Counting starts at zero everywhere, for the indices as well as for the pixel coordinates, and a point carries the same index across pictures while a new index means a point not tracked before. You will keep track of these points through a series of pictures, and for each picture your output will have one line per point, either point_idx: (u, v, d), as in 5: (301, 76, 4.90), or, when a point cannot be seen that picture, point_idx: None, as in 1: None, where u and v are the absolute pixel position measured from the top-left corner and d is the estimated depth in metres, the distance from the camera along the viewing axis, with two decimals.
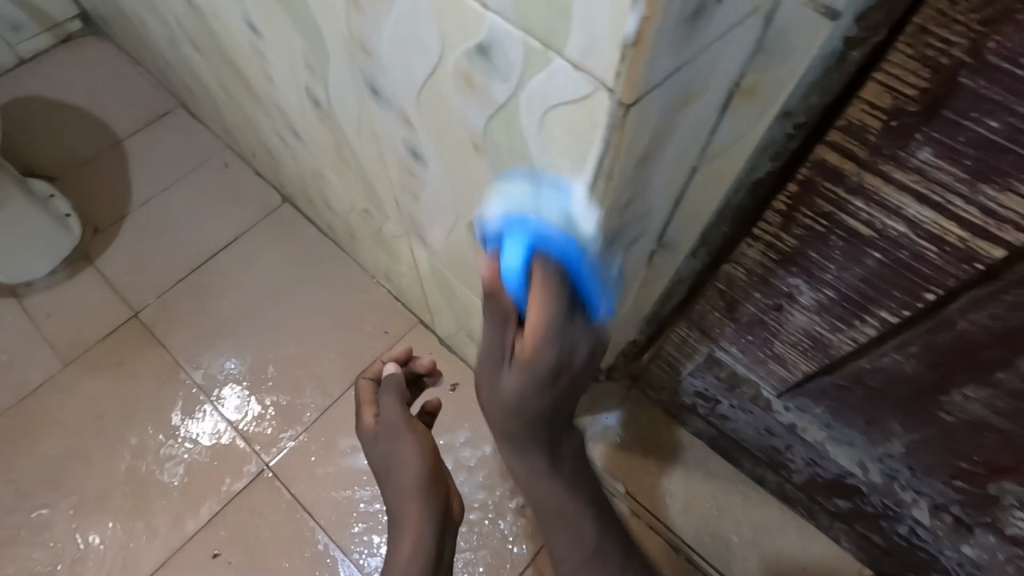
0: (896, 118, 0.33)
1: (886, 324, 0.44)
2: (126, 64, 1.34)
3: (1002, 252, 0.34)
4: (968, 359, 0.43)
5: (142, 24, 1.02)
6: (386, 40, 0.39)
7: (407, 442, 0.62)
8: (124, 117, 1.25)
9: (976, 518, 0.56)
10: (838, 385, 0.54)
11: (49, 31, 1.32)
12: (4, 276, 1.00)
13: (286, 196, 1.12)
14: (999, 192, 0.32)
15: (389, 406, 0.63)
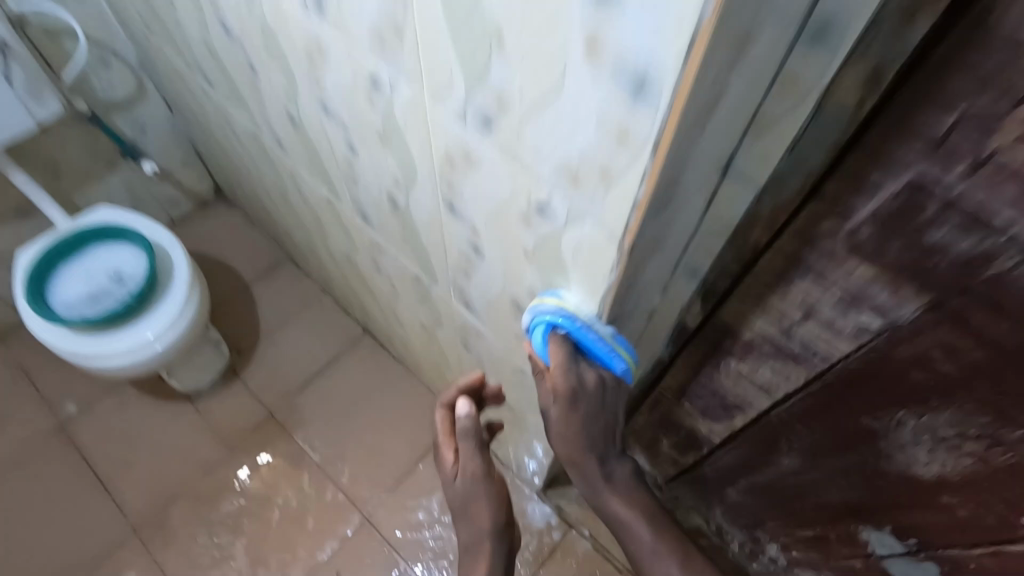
0: (673, 392, 0.86)
1: (693, 458, 0.96)
2: (244, 222, 1.88)
3: (720, 439, 0.87)
4: (725, 477, 0.95)
5: (282, 223, 1.58)
6: (482, 343, 0.95)
7: (483, 467, 0.81)
8: (248, 265, 1.80)
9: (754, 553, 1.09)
10: (681, 481, 1.06)
11: (192, 200, 1.87)
12: (181, 386, 1.51)
13: (366, 330, 1.67)
14: (710, 423, 0.85)
15: (466, 448, 0.80)
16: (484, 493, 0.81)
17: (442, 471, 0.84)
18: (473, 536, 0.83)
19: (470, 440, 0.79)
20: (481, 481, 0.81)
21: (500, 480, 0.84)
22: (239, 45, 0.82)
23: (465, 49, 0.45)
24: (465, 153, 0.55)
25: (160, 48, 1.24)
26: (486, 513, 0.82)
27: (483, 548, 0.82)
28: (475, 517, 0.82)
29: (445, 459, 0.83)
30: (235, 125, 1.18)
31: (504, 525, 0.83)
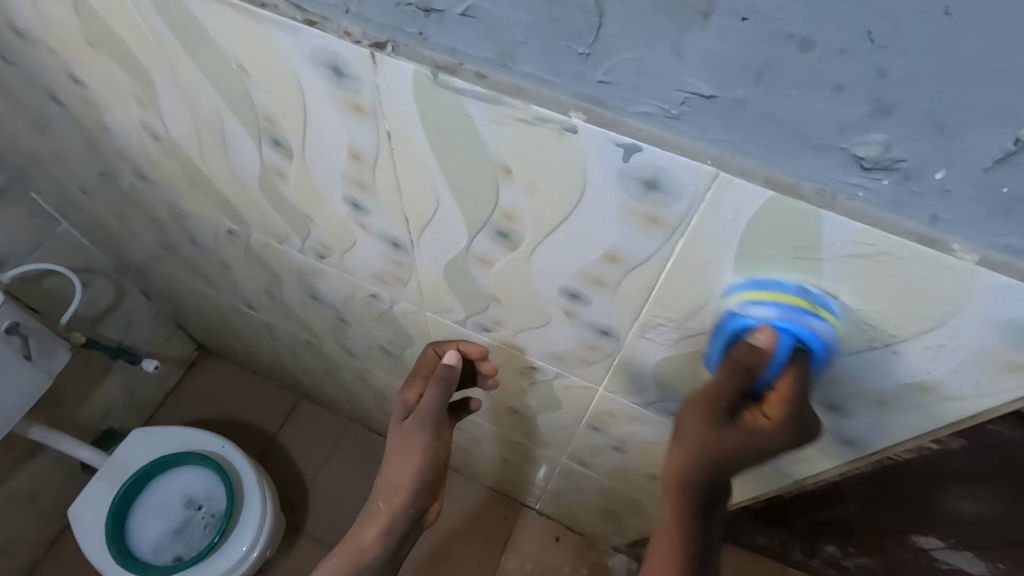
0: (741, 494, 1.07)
1: (752, 512, 1.20)
2: (243, 372, 1.85)
3: (776, 503, 1.11)
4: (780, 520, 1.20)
5: (303, 380, 1.60)
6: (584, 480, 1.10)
7: (439, 424, 0.73)
8: (266, 416, 1.79)
9: (813, 558, 1.35)
10: (738, 523, 1.30)
11: (180, 366, 1.81)
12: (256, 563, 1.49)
13: None
14: (772, 498, 1.08)
15: (434, 394, 0.70)
16: (423, 451, 0.72)
17: (400, 406, 0.74)
18: (391, 479, 0.73)
19: (439, 389, 0.70)
20: (428, 434, 0.72)
21: (446, 449, 0.75)
22: (332, 309, 0.88)
23: (664, 385, 0.59)
24: (635, 415, 0.70)
25: (163, 269, 1.23)
26: (415, 467, 0.73)
27: (401, 489, 0.73)
28: (398, 463, 0.73)
29: (409, 400, 0.74)
30: (276, 332, 1.21)
31: (425, 491, 0.75)
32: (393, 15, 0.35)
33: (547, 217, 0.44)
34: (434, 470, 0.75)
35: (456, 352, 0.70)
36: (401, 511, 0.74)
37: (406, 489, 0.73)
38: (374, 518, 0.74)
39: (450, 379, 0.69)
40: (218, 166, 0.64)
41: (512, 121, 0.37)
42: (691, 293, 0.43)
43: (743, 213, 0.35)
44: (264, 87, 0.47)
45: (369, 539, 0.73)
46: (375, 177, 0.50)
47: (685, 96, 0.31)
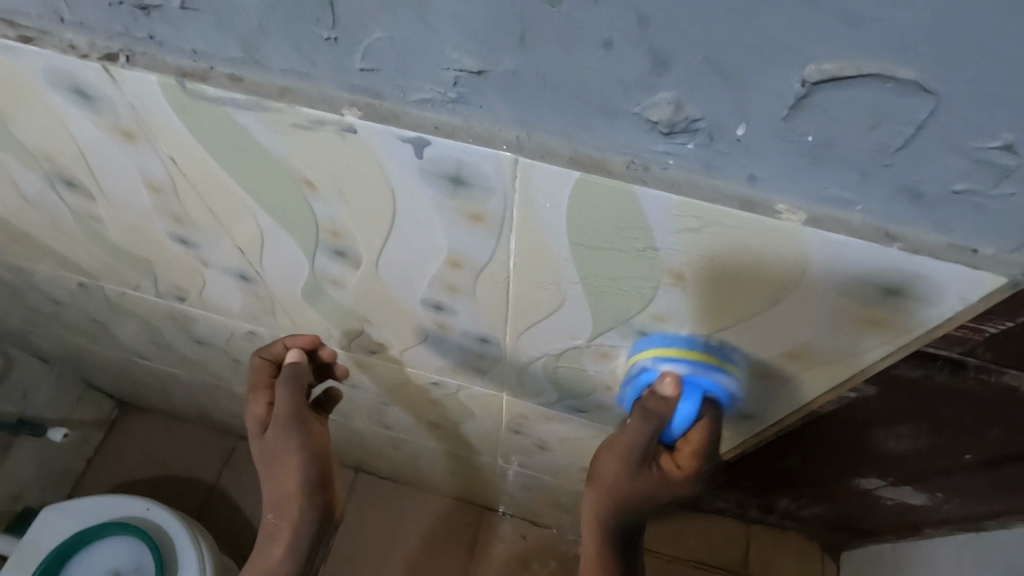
0: None
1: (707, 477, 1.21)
2: (172, 422, 1.74)
3: (727, 465, 1.11)
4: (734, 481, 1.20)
5: (233, 422, 1.50)
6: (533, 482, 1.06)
7: (301, 415, 0.60)
8: (204, 465, 1.69)
9: (773, 510, 1.37)
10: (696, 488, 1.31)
11: (101, 427, 1.69)
12: None
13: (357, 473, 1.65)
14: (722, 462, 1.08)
15: (283, 391, 0.60)
16: (294, 459, 0.60)
17: (253, 422, 0.63)
18: (274, 494, 0.61)
19: (286, 387, 0.60)
20: (291, 441, 0.60)
21: (324, 438, 0.63)
22: (222, 352, 0.81)
23: (561, 387, 0.55)
24: (551, 417, 0.66)
25: (44, 331, 1.11)
26: (294, 476, 0.60)
27: (289, 499, 0.61)
28: (275, 474, 0.61)
29: (258, 412, 0.63)
30: (183, 380, 1.12)
31: (323, 487, 0.62)
32: (114, 19, 0.29)
33: (375, 229, 0.38)
34: (320, 460, 0.61)
35: (294, 348, 0.61)
36: (298, 523, 0.61)
37: (297, 492, 0.60)
38: (274, 538, 0.62)
39: (301, 374, 0.59)
40: (30, 218, 0.56)
41: (287, 127, 0.31)
42: (544, 290, 0.39)
43: (560, 199, 0.30)
44: (23, 122, 0.39)
45: (275, 559, 0.63)
46: (186, 208, 0.44)
47: (456, 75, 0.26)
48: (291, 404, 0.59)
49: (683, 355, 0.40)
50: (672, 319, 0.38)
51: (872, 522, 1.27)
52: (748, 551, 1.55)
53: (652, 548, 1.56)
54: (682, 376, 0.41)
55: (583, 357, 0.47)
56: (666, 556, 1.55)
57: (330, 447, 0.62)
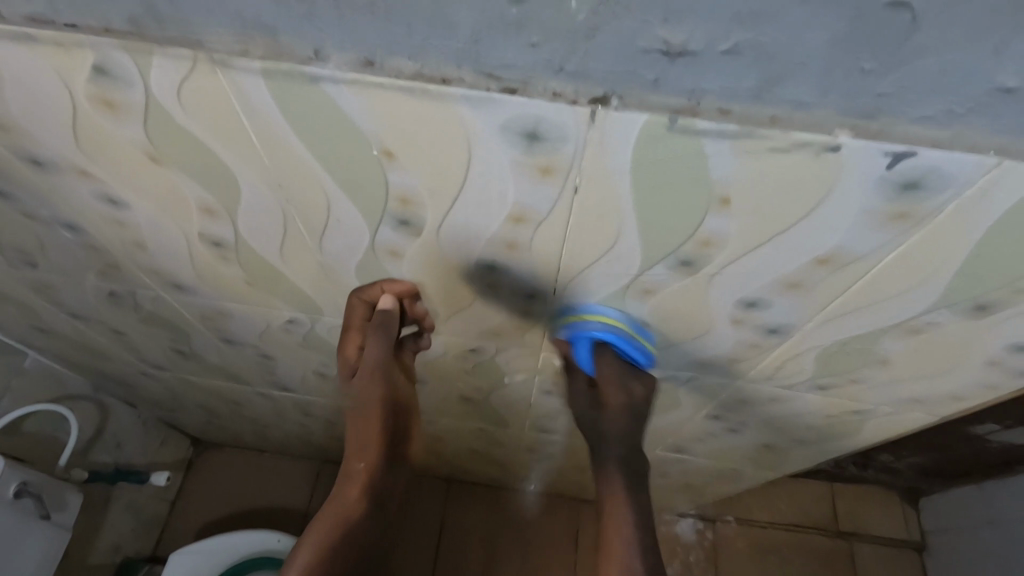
0: None
1: None
2: (250, 454, 1.72)
3: None
4: None
5: (330, 446, 1.49)
6: (676, 466, 1.10)
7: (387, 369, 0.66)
8: (292, 492, 1.67)
9: (867, 465, 1.44)
10: None
11: (179, 467, 1.66)
12: None
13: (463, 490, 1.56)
14: None
15: (376, 342, 0.62)
16: (380, 402, 0.66)
17: (342, 363, 0.67)
18: (361, 433, 0.68)
19: (382, 333, 0.61)
20: (380, 385, 0.66)
21: (401, 388, 0.69)
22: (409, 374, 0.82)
23: (825, 365, 0.59)
24: (773, 397, 0.70)
25: (164, 375, 1.09)
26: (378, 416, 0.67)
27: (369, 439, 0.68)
28: (358, 417, 0.67)
29: (350, 354, 0.66)
30: (313, 408, 1.11)
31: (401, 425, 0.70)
32: (628, 65, 0.31)
33: (758, 237, 0.41)
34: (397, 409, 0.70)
35: (389, 293, 0.58)
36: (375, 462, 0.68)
37: (377, 433, 0.68)
38: (353, 476, 0.68)
39: (390, 324, 0.60)
40: (299, 260, 0.56)
41: (760, 152, 0.34)
42: (907, 276, 0.43)
43: (1018, 194, 0.34)
44: (413, 167, 0.41)
45: (353, 495, 0.68)
46: (536, 235, 0.46)
47: (985, 93, 0.30)
48: (382, 357, 0.63)
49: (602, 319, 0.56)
50: None
51: (963, 466, 1.37)
52: (834, 508, 1.64)
53: (746, 517, 1.62)
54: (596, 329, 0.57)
55: (884, 334, 0.52)
56: (759, 523, 1.62)
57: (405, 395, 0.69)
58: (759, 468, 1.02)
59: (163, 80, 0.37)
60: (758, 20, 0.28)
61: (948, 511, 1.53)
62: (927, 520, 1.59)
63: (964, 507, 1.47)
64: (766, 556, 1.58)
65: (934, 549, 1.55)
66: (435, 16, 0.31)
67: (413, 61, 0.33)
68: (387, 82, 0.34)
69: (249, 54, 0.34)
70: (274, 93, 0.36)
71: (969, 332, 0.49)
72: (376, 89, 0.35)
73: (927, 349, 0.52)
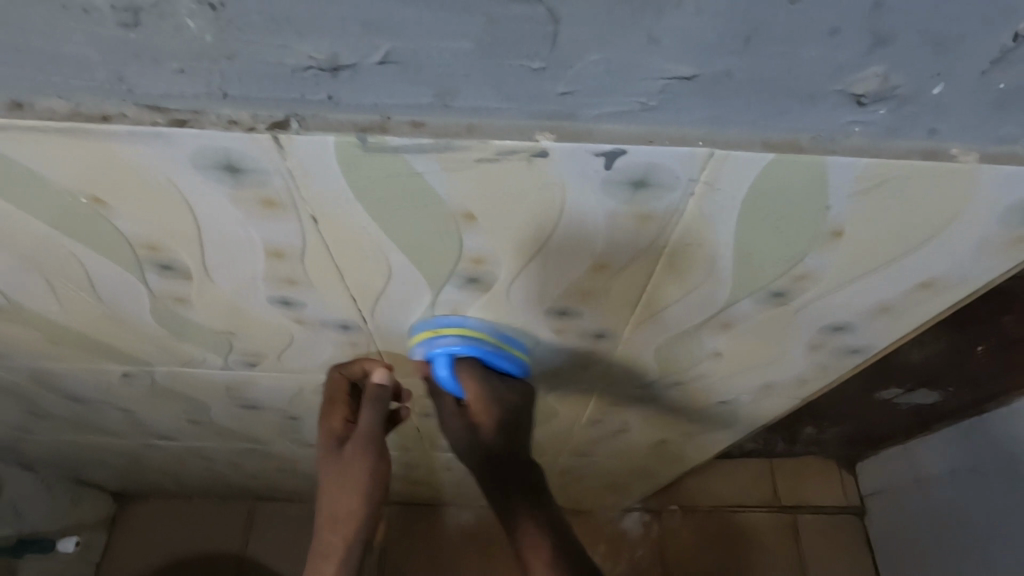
0: None
1: None
2: (178, 503, 1.64)
3: None
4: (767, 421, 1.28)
5: (254, 487, 1.43)
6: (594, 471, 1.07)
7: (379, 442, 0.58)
8: (226, 538, 1.60)
9: (797, 439, 1.46)
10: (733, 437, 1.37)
11: (101, 526, 1.57)
12: None
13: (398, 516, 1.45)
14: None
15: (369, 413, 0.57)
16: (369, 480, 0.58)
17: (326, 434, 0.60)
18: (340, 506, 0.57)
19: (376, 406, 0.57)
20: (373, 459, 0.58)
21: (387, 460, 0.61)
22: (279, 412, 0.77)
23: (666, 363, 0.57)
24: (641, 398, 0.68)
25: (42, 439, 1.02)
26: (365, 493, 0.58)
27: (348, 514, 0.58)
28: (343, 491, 0.57)
29: (335, 424, 0.59)
30: (209, 454, 1.06)
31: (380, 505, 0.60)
32: (289, 85, 0.28)
33: (525, 248, 0.39)
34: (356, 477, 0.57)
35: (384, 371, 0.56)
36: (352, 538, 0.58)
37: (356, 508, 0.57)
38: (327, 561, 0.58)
39: (384, 396, 0.56)
40: (88, 315, 0.52)
41: (471, 164, 0.31)
42: (689, 271, 0.41)
43: (745, 182, 0.32)
44: (134, 213, 0.37)
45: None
46: (306, 268, 0.42)
47: (665, 84, 0.28)
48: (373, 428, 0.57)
49: (452, 329, 0.50)
50: (813, 277, 0.41)
51: (886, 429, 1.39)
52: (775, 484, 1.65)
53: (691, 504, 1.62)
54: (451, 344, 0.51)
55: (705, 329, 0.50)
56: (703, 508, 1.62)
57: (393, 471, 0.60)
58: (671, 463, 1.01)
59: None
60: (394, 28, 0.26)
61: (881, 474, 1.55)
62: (863, 485, 1.62)
63: (894, 469, 1.50)
64: (712, 541, 1.58)
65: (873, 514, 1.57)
66: (56, 48, 0.27)
67: (64, 99, 0.30)
68: (43, 125, 0.30)
69: None
70: None
71: (783, 320, 0.47)
72: (36, 135, 0.31)
73: (752, 339, 0.51)
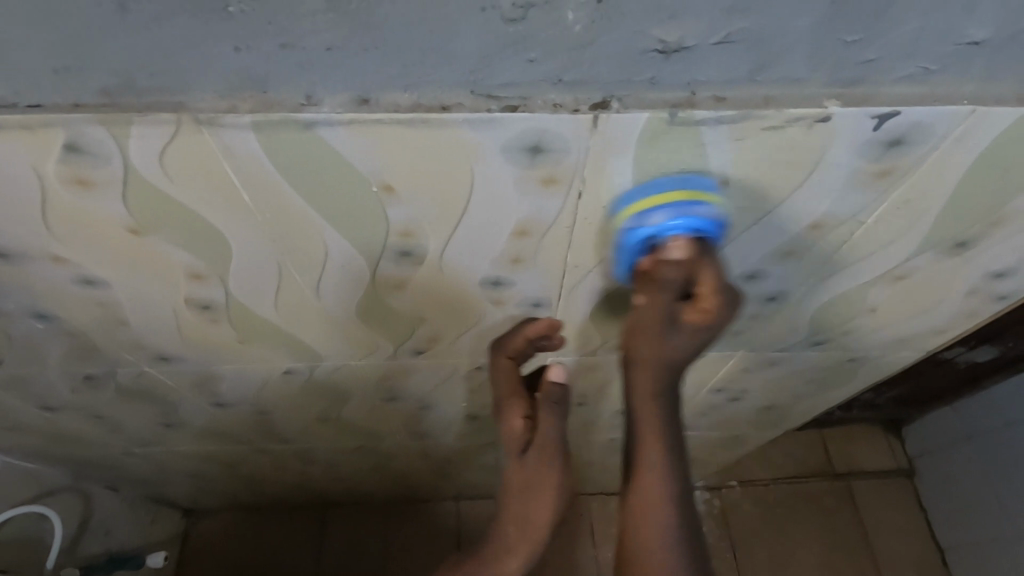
0: None
1: None
2: (245, 514, 1.65)
3: None
4: None
5: (331, 491, 1.45)
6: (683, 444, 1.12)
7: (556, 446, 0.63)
8: (297, 544, 1.61)
9: (851, 405, 1.51)
10: None
11: (173, 542, 1.57)
12: None
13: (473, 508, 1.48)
14: None
15: (547, 418, 0.61)
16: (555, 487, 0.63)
17: (509, 438, 0.63)
18: (526, 494, 0.64)
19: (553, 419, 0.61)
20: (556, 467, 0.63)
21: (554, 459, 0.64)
22: (416, 402, 0.80)
23: (820, 322, 0.61)
24: (772, 361, 0.73)
25: (149, 452, 1.03)
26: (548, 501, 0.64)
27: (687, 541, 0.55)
28: (533, 501, 0.64)
29: (515, 428, 0.63)
30: (313, 455, 1.08)
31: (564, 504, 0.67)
32: (626, 69, 0.32)
33: (757, 212, 0.43)
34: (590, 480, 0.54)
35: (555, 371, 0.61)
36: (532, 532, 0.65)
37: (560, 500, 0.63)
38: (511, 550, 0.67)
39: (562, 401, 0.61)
40: (295, 309, 0.55)
41: (758, 131, 0.35)
42: (894, 226, 0.45)
43: (990, 134, 0.37)
44: (414, 199, 0.40)
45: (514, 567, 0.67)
46: (540, 246, 0.46)
47: (956, 48, 0.32)
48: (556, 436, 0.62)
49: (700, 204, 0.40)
50: (1003, 223, 0.46)
51: (938, 389, 1.45)
52: (826, 453, 1.71)
53: (749, 477, 1.67)
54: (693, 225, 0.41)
55: (875, 283, 0.54)
56: (761, 480, 1.67)
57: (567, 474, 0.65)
58: (761, 430, 1.05)
59: (144, 149, 0.35)
60: (747, 12, 0.29)
61: (929, 435, 1.62)
62: (912, 446, 1.68)
63: (944, 428, 1.56)
64: (773, 511, 1.63)
65: (923, 474, 1.64)
66: (432, 46, 0.31)
67: (410, 93, 0.33)
68: (384, 116, 0.34)
69: (237, 110, 0.33)
70: (266, 144, 0.35)
71: (952, 269, 0.52)
72: (374, 127, 0.34)
73: (914, 290, 0.55)
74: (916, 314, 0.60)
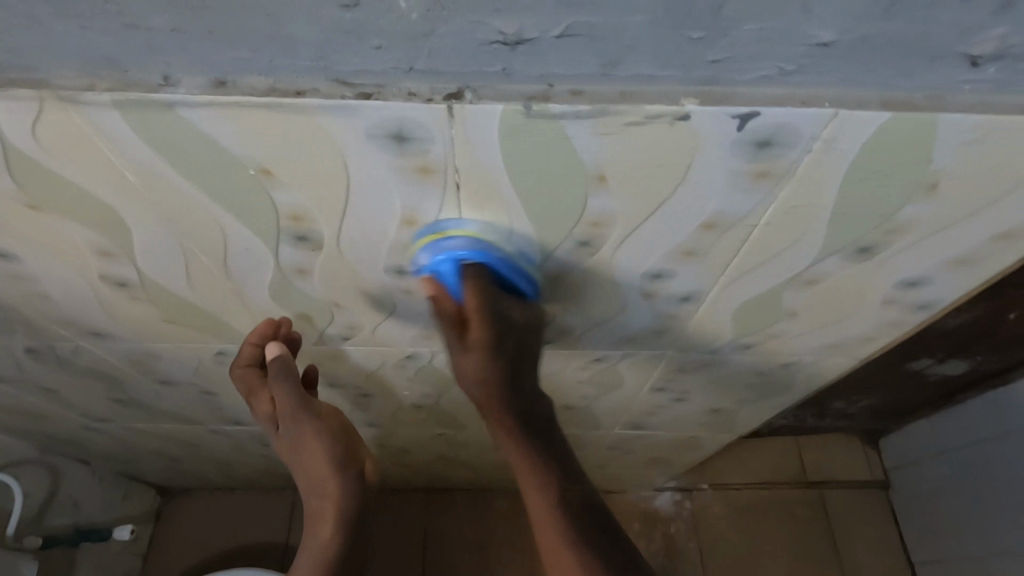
0: None
1: None
2: (220, 495, 1.67)
3: None
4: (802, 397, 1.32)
5: None
6: (640, 443, 1.12)
7: (302, 402, 0.68)
8: (269, 529, 1.63)
9: (824, 413, 1.50)
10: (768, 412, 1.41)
11: (148, 519, 1.60)
12: None
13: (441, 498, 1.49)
14: None
15: (284, 389, 0.66)
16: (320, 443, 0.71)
17: (262, 418, 0.72)
18: (310, 477, 0.73)
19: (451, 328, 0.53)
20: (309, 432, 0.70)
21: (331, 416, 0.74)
22: (356, 389, 0.81)
23: (742, 324, 0.61)
24: (707, 363, 0.72)
25: (110, 428, 1.06)
26: (318, 453, 0.71)
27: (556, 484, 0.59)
28: (306, 457, 0.72)
29: (264, 410, 0.71)
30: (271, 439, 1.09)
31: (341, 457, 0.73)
32: (474, 59, 0.32)
33: (644, 210, 0.43)
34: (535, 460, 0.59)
35: (271, 341, 0.62)
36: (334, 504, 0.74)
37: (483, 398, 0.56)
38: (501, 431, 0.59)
39: (288, 365, 0.63)
40: (209, 290, 0.55)
41: (619, 126, 0.35)
42: (789, 227, 0.45)
43: (861, 137, 0.36)
44: (295, 184, 0.41)
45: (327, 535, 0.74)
46: (433, 236, 0.46)
47: (807, 49, 0.31)
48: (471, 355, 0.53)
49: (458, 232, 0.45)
50: (901, 228, 0.45)
51: (911, 401, 1.43)
52: (801, 461, 1.69)
53: (722, 482, 1.66)
54: (460, 248, 0.47)
55: (787, 286, 0.54)
56: (734, 485, 1.66)
57: (338, 429, 0.73)
58: (718, 433, 1.05)
59: (15, 123, 0.36)
60: (578, 6, 0.29)
61: (905, 447, 1.60)
62: (888, 458, 1.66)
63: (919, 440, 1.54)
64: (743, 517, 1.63)
65: (898, 486, 1.62)
66: (274, 30, 0.31)
67: (265, 77, 0.33)
68: (242, 99, 0.34)
69: (96, 88, 0.34)
70: (133, 124, 0.36)
71: (862, 274, 0.51)
72: (234, 109, 0.35)
73: (829, 295, 0.55)
74: (840, 320, 0.60)
